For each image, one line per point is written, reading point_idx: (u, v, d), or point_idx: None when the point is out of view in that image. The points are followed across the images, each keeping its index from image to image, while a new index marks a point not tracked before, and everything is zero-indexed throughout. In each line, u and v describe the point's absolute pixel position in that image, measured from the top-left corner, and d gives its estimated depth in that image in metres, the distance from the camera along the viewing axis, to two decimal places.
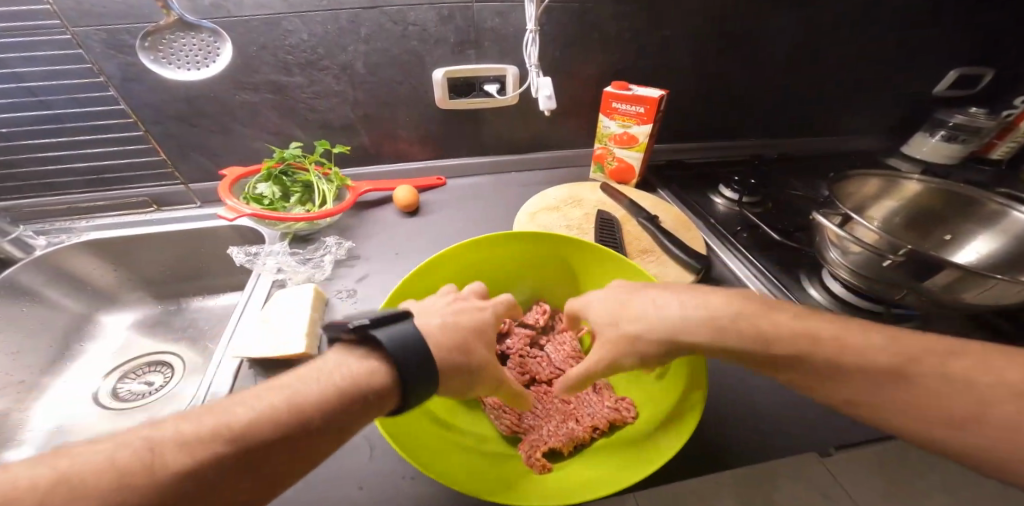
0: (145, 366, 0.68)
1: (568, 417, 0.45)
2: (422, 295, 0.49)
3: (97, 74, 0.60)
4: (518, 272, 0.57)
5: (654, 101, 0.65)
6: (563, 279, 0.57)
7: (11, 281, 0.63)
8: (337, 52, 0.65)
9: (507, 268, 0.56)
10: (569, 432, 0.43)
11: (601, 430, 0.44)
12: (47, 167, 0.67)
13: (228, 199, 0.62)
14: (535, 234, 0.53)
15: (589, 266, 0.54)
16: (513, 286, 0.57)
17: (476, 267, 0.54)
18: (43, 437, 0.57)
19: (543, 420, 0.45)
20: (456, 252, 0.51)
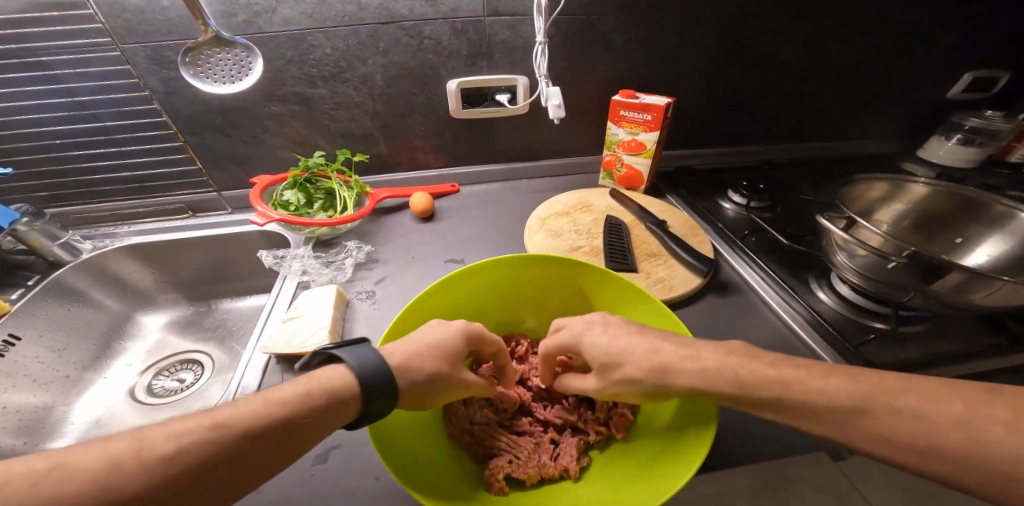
0: (178, 364, 0.73)
1: (541, 450, 0.45)
2: (435, 311, 0.51)
3: (142, 88, 0.66)
4: (529, 293, 0.58)
5: (661, 108, 0.67)
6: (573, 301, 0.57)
7: (61, 283, 0.68)
8: (357, 65, 0.68)
9: (514, 290, 0.57)
10: (539, 464, 0.43)
11: (572, 473, 0.43)
12: (96, 176, 0.73)
13: (258, 206, 0.67)
14: (546, 257, 0.54)
15: (599, 289, 0.55)
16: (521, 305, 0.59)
17: (489, 284, 0.55)
18: (82, 430, 0.61)
19: (518, 449, 0.45)
20: (468, 273, 0.53)
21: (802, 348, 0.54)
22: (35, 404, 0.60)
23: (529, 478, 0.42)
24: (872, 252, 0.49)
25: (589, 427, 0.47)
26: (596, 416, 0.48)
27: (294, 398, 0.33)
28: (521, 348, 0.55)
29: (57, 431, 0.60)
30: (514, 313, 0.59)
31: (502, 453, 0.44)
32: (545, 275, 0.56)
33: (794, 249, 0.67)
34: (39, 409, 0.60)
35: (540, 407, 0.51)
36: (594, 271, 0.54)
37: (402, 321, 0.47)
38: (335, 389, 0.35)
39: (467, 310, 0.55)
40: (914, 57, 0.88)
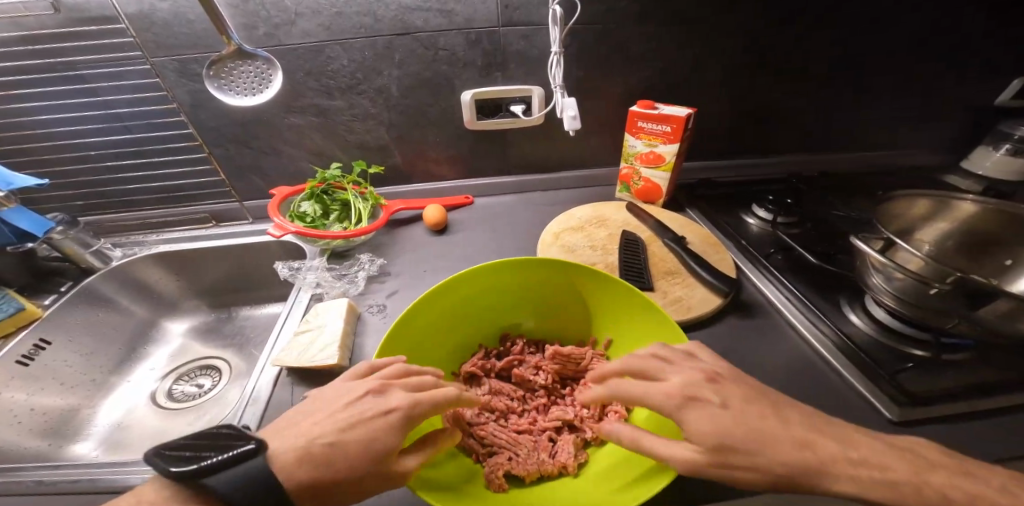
0: (197, 370, 0.74)
1: (540, 448, 0.42)
2: (439, 310, 0.49)
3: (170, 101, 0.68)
4: (538, 301, 0.54)
5: (681, 119, 0.65)
6: (581, 314, 0.54)
7: (92, 288, 0.71)
8: (373, 77, 0.69)
9: (519, 297, 0.54)
10: (537, 461, 0.40)
11: (572, 470, 0.40)
12: (128, 186, 0.76)
13: (275, 218, 0.68)
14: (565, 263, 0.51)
15: (614, 302, 0.51)
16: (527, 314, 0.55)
17: (498, 287, 0.52)
18: (104, 433, 0.63)
19: (515, 447, 0.42)
20: (482, 273, 0.50)
21: (833, 376, 0.50)
22: (62, 406, 0.62)
23: (530, 475, 0.39)
24: (911, 276, 0.46)
25: (584, 425, 0.44)
26: (592, 414, 0.45)
27: None
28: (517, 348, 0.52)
29: (81, 433, 0.62)
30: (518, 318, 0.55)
31: (502, 451, 0.42)
32: (559, 283, 0.53)
33: (820, 266, 0.63)
34: (64, 411, 0.62)
35: (536, 409, 0.48)
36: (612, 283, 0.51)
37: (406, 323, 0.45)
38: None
39: (469, 315, 0.53)
40: (957, 62, 0.83)
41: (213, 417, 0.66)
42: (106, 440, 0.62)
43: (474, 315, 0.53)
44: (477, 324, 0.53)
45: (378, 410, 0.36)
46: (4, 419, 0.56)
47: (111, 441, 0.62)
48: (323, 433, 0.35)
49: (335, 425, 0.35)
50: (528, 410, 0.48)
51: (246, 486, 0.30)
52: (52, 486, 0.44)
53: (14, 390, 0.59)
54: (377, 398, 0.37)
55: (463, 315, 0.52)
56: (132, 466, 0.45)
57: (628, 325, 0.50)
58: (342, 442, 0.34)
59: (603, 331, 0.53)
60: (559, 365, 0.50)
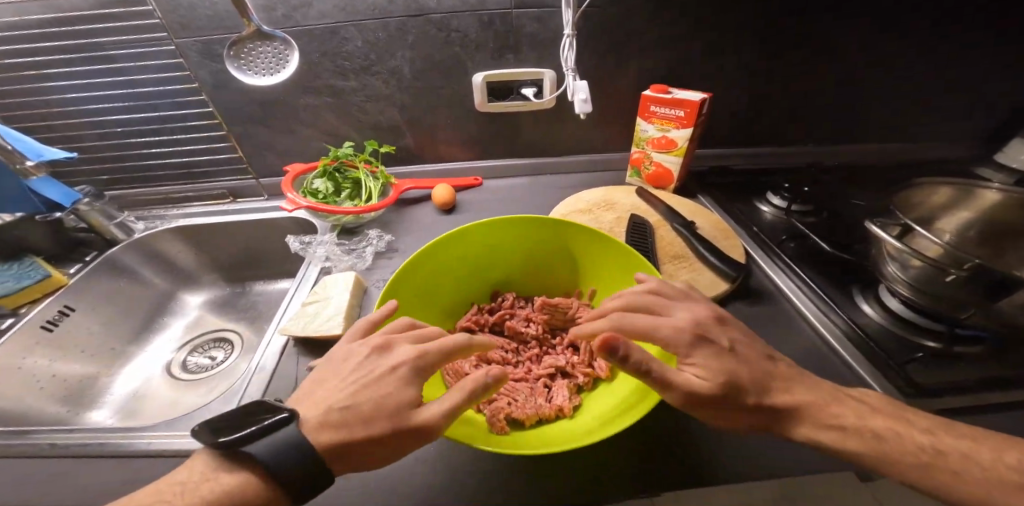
0: (210, 343, 0.77)
1: (536, 394, 0.43)
2: (434, 267, 0.50)
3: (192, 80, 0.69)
4: (528, 260, 0.55)
5: (695, 104, 0.63)
6: (570, 271, 0.55)
7: (116, 260, 0.74)
8: (387, 58, 0.70)
9: (504, 257, 0.54)
10: (535, 406, 0.41)
11: (568, 414, 0.41)
12: (150, 162, 0.79)
13: (289, 193, 0.69)
14: (558, 222, 0.52)
15: (603, 259, 0.52)
16: (519, 273, 0.56)
17: (492, 246, 0.53)
18: (120, 402, 0.66)
19: (511, 393, 0.43)
20: (475, 231, 0.51)
21: (841, 365, 0.49)
22: (82, 373, 0.66)
23: (529, 418, 0.40)
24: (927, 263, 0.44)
25: (576, 370, 0.45)
26: (581, 360, 0.46)
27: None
28: (507, 301, 0.53)
29: (97, 402, 0.64)
30: (506, 277, 0.56)
31: (501, 397, 0.42)
32: (549, 242, 0.53)
33: (834, 253, 0.61)
34: (84, 379, 0.65)
35: (530, 359, 0.49)
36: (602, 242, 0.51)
37: (404, 275, 0.46)
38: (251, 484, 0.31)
39: (458, 276, 0.53)
40: (997, 51, 0.78)
41: (222, 390, 0.68)
42: (121, 410, 0.65)
43: (469, 272, 0.54)
44: (466, 282, 0.54)
45: (384, 369, 0.36)
46: (26, 384, 0.59)
47: (126, 411, 0.65)
48: (341, 396, 0.35)
49: (347, 391, 0.36)
50: (523, 361, 0.49)
51: (278, 454, 0.31)
52: (65, 450, 0.46)
53: (38, 356, 0.62)
54: (383, 358, 0.38)
55: (458, 273, 0.53)
56: (140, 433, 0.47)
57: (609, 279, 0.52)
58: (358, 403, 0.34)
59: (586, 283, 0.55)
60: (547, 315, 0.51)
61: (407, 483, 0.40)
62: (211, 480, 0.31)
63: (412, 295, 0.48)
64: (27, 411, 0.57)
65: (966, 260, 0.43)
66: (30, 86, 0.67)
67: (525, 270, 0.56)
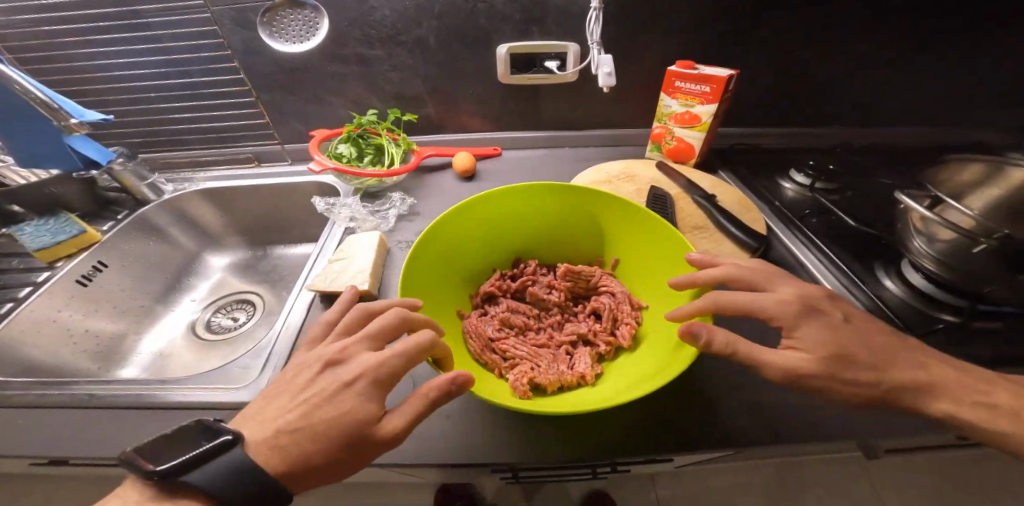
0: (233, 304, 0.80)
1: (558, 360, 0.41)
2: (458, 228, 0.47)
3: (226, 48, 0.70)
4: (554, 229, 0.52)
5: (721, 80, 0.63)
6: (597, 242, 0.51)
7: (146, 218, 0.76)
8: (413, 27, 0.69)
9: (530, 222, 0.51)
10: (557, 372, 0.39)
11: (592, 381, 0.39)
12: (181, 126, 0.81)
13: (315, 155, 0.70)
14: (591, 191, 0.49)
15: (636, 231, 0.48)
16: (544, 240, 0.52)
17: (518, 211, 0.50)
18: (148, 360, 0.67)
19: (531, 358, 0.41)
20: (507, 192, 0.49)
21: None
22: (112, 331, 0.66)
23: (551, 385, 0.38)
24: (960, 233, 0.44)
25: (598, 338, 0.42)
26: (603, 327, 0.43)
27: None
28: (530, 267, 0.49)
29: (127, 358, 0.65)
30: (529, 244, 0.52)
31: (522, 362, 0.40)
32: (578, 210, 0.50)
33: (859, 227, 0.60)
34: (114, 336, 0.66)
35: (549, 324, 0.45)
36: (638, 213, 0.47)
37: (430, 233, 0.44)
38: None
39: (475, 240, 0.49)
40: None
41: (244, 352, 0.70)
42: (148, 367, 0.66)
43: (491, 237, 0.50)
44: (488, 248, 0.51)
45: (339, 382, 0.33)
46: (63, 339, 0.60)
47: (154, 367, 0.66)
48: (291, 414, 0.32)
49: (298, 407, 0.33)
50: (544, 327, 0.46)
51: (230, 485, 0.28)
52: (103, 400, 0.47)
53: (73, 310, 0.63)
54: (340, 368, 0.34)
55: (483, 236, 0.50)
56: (171, 385, 0.48)
57: (637, 252, 0.48)
58: (312, 420, 0.32)
59: (609, 253, 0.51)
60: (570, 282, 0.47)
61: (430, 434, 0.41)
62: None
63: (436, 255, 0.45)
64: (59, 366, 0.58)
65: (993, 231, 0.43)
66: (70, 48, 0.70)
67: (549, 238, 0.52)
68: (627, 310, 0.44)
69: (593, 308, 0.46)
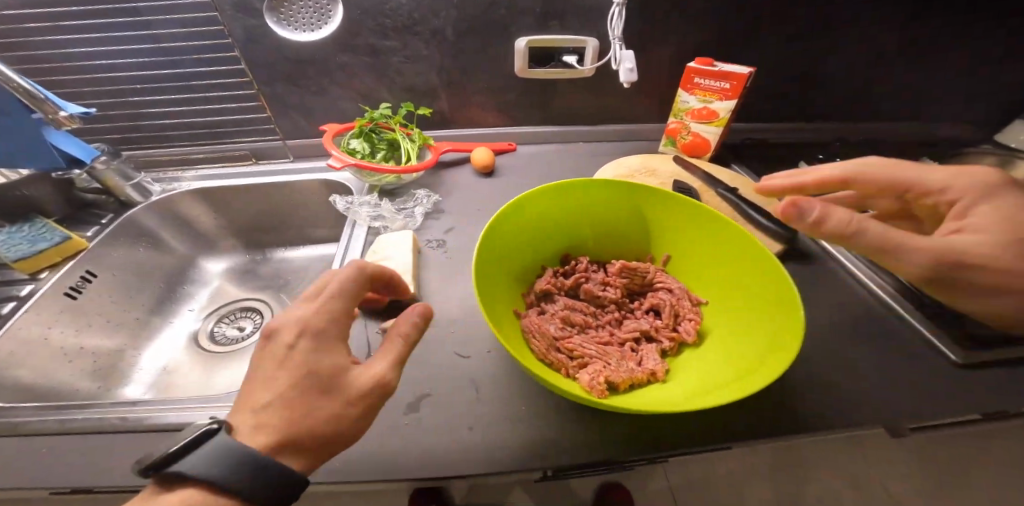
0: (237, 313, 0.74)
1: (625, 357, 0.41)
2: (515, 224, 0.46)
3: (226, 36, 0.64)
4: (605, 225, 0.52)
5: (742, 77, 0.64)
6: (646, 238, 0.52)
7: (135, 222, 0.69)
8: (430, 18, 0.67)
9: (580, 219, 0.51)
10: (629, 370, 0.39)
11: (660, 378, 0.39)
12: (166, 121, 0.73)
13: (332, 150, 0.65)
14: (646, 188, 0.49)
15: (690, 227, 0.49)
16: (593, 238, 0.52)
17: (572, 208, 0.50)
18: (152, 376, 0.62)
19: (600, 356, 0.40)
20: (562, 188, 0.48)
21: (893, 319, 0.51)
22: (109, 347, 0.60)
23: (623, 382, 0.37)
24: None
25: (662, 334, 0.43)
26: (666, 323, 0.44)
27: None
28: (582, 265, 0.49)
29: (128, 377, 0.59)
30: (578, 241, 0.52)
31: (592, 361, 0.40)
32: (630, 206, 0.50)
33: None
34: (111, 353, 0.60)
35: (608, 322, 0.45)
36: (694, 209, 0.48)
37: (493, 231, 0.43)
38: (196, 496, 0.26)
39: (527, 238, 0.49)
40: None
41: (256, 364, 0.65)
42: (154, 386, 0.60)
43: (543, 235, 0.50)
44: (539, 246, 0.50)
45: (299, 347, 0.32)
46: (56, 357, 0.54)
47: (160, 385, 0.61)
48: (264, 396, 0.30)
49: (272, 385, 0.31)
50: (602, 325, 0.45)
51: (230, 472, 0.26)
52: (137, 425, 0.43)
53: (63, 328, 0.57)
54: (296, 339, 0.33)
55: (536, 233, 0.49)
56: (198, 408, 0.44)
57: (692, 247, 0.49)
58: (290, 390, 0.30)
59: (659, 249, 0.51)
60: (626, 279, 0.48)
61: (499, 438, 0.40)
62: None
63: (495, 253, 0.44)
64: (57, 388, 0.52)
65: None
66: (31, 31, 0.60)
67: (599, 235, 0.52)
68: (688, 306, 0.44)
69: (650, 305, 0.46)
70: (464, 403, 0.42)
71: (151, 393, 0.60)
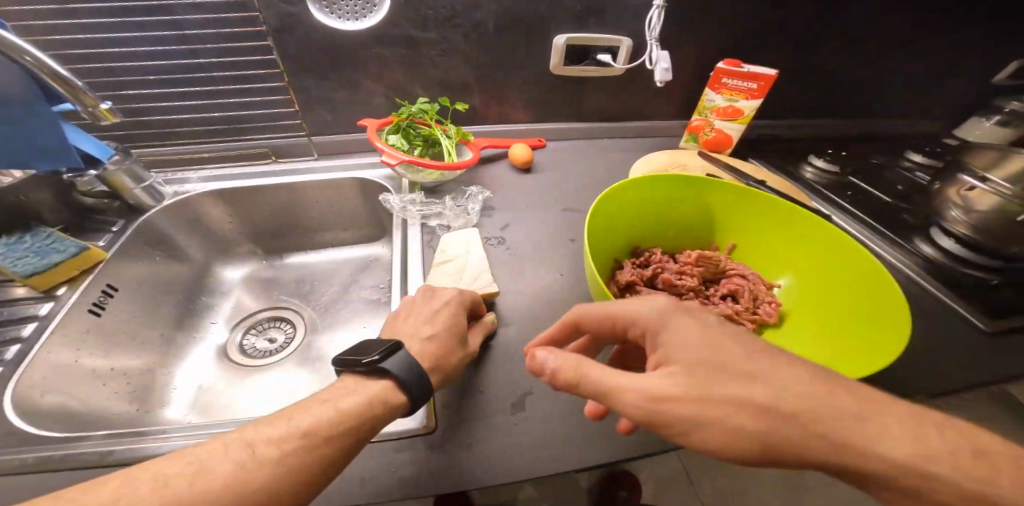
0: (266, 322, 0.70)
1: None
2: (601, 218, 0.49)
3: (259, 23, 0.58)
4: (674, 217, 0.54)
5: (770, 79, 0.69)
6: (710, 228, 0.55)
7: (149, 228, 0.63)
8: (472, 11, 0.66)
9: (652, 211, 0.53)
10: None
11: None
12: (177, 116, 0.65)
13: (381, 148, 0.63)
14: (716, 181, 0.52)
15: (756, 218, 0.52)
16: (662, 228, 0.55)
17: (647, 201, 0.52)
18: (190, 396, 0.58)
19: None
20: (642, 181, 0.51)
21: (923, 293, 0.57)
22: (139, 366, 0.56)
23: None
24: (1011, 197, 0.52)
25: (744, 317, 0.46)
26: (746, 308, 0.47)
27: (357, 413, 0.35)
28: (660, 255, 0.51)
29: (162, 399, 0.56)
30: (649, 231, 0.54)
31: None
32: (699, 197, 0.53)
33: (891, 203, 0.71)
34: (142, 372, 0.56)
35: None
36: (764, 202, 0.51)
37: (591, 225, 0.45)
38: (392, 390, 0.38)
39: (609, 230, 0.50)
40: None
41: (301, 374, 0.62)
42: (194, 405, 0.58)
43: (620, 228, 0.52)
44: (616, 238, 0.52)
45: (452, 312, 0.45)
46: (87, 383, 0.50)
47: (199, 405, 0.57)
48: (422, 337, 0.42)
49: (430, 329, 0.43)
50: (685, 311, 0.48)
51: (416, 380, 0.38)
52: None
53: (89, 350, 0.52)
54: (445, 305, 0.46)
55: (615, 225, 0.51)
56: None
57: (756, 236, 0.53)
58: (441, 339, 0.42)
59: (723, 238, 0.55)
60: (701, 268, 0.51)
61: (602, 429, 0.42)
62: (358, 391, 0.37)
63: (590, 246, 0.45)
64: (95, 412, 0.48)
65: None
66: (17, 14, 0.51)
67: (668, 226, 0.55)
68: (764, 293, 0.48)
69: (727, 291, 0.49)
70: (563, 398, 0.44)
71: (192, 414, 0.57)
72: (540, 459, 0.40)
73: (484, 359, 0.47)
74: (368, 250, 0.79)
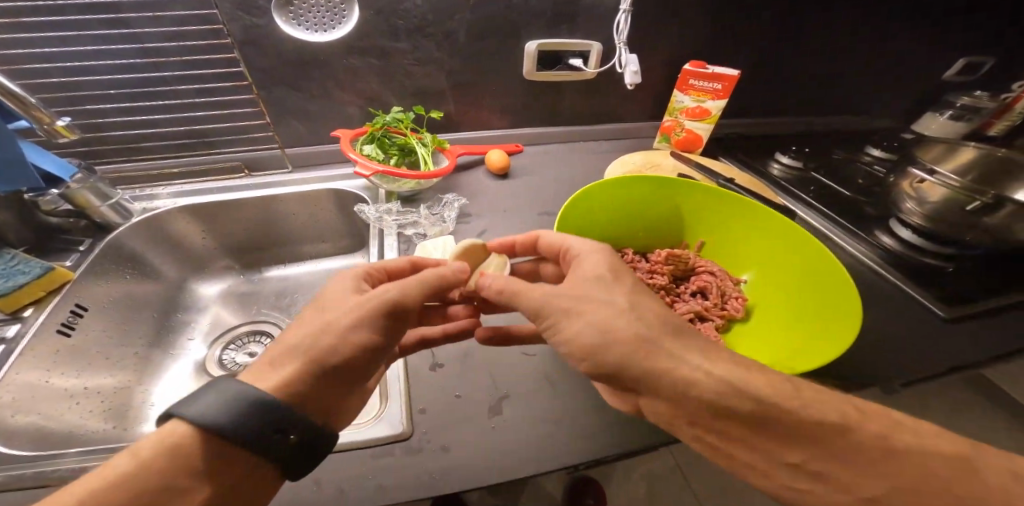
0: (246, 336, 0.69)
1: None
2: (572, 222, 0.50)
3: (224, 36, 0.58)
4: (643, 219, 0.56)
5: (733, 78, 0.71)
6: (679, 228, 0.57)
7: (117, 246, 0.62)
8: (444, 20, 0.66)
9: (623, 213, 0.55)
10: None
11: None
12: (143, 131, 0.64)
13: (355, 159, 0.63)
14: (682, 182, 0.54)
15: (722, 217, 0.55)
16: (632, 230, 0.56)
17: (617, 204, 0.54)
18: None
19: None
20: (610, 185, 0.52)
21: (888, 284, 0.59)
22: (113, 384, 0.56)
23: None
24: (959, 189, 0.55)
25: (712, 313, 0.48)
26: (714, 303, 0.49)
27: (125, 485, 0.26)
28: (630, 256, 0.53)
29: (141, 416, 0.56)
30: (620, 233, 0.56)
31: None
32: (667, 199, 0.55)
33: (853, 197, 0.74)
34: (118, 390, 0.55)
35: None
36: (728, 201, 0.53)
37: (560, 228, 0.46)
38: (183, 441, 0.28)
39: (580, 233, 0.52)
40: None
41: None
42: None
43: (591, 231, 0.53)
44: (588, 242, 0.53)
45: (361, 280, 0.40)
46: (60, 403, 0.49)
47: None
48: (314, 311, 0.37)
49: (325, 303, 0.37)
50: None
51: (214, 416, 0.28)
52: None
53: (60, 370, 0.51)
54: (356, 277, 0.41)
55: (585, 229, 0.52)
56: None
57: (723, 234, 0.55)
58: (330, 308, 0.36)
59: (693, 236, 0.57)
60: (671, 266, 0.52)
61: (578, 428, 0.43)
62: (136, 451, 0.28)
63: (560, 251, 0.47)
64: (67, 432, 0.48)
65: (988, 191, 0.53)
66: None
67: (638, 228, 0.56)
68: (731, 288, 0.50)
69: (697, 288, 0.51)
70: (540, 402, 0.45)
71: None
72: (519, 462, 0.40)
73: (463, 365, 0.48)
74: (347, 261, 0.79)
